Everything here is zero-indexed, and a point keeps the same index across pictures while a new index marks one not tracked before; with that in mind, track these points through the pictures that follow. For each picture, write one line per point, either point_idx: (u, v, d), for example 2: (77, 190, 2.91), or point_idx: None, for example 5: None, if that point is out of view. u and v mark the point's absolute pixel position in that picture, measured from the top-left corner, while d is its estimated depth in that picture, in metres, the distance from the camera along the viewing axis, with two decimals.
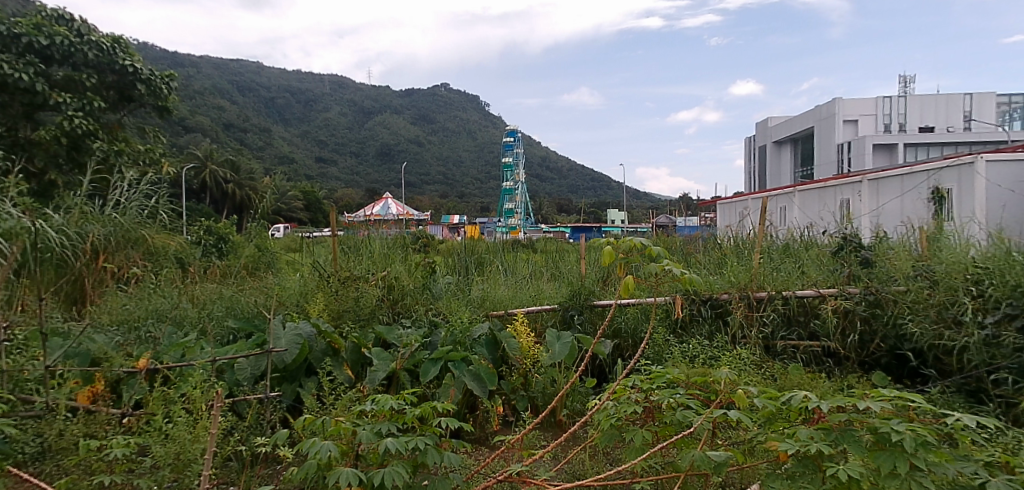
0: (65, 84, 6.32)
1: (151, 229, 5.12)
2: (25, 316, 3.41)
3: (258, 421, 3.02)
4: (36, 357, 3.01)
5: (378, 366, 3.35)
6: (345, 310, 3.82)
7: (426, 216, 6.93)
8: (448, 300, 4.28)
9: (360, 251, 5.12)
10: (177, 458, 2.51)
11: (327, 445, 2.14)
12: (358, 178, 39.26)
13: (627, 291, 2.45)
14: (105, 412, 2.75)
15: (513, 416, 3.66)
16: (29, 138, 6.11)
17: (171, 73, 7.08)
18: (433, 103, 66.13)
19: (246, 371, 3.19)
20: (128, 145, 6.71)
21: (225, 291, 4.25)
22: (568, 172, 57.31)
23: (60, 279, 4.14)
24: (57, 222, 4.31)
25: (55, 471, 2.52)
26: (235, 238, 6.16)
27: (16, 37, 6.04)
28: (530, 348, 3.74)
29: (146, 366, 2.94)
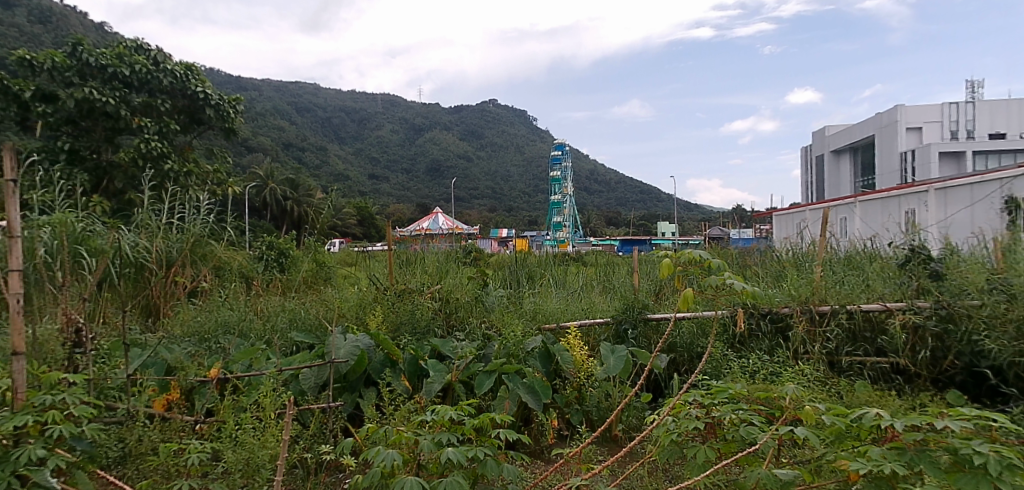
0: (144, 109, 6.71)
1: (218, 245, 5.37)
2: (108, 329, 3.66)
3: (321, 430, 3.13)
4: (118, 367, 3.21)
5: (434, 377, 3.42)
6: (401, 322, 3.95)
7: (476, 229, 7.01)
8: (501, 313, 4.33)
9: (414, 265, 5.23)
10: (247, 464, 2.62)
11: (391, 454, 2.22)
12: (409, 194, 40.09)
13: (686, 304, 2.48)
14: (180, 419, 2.90)
15: (568, 430, 3.63)
16: (111, 161, 6.55)
17: (238, 98, 7.46)
18: (478, 118, 66.93)
19: (309, 380, 3.32)
20: (199, 165, 7.06)
21: (288, 304, 4.43)
22: (615, 184, 56.83)
23: (137, 293, 4.40)
24: (136, 239, 4.58)
25: (136, 474, 2.68)
26: (295, 252, 6.39)
27: (102, 67, 6.50)
28: (584, 361, 3.74)
29: (217, 375, 3.10)
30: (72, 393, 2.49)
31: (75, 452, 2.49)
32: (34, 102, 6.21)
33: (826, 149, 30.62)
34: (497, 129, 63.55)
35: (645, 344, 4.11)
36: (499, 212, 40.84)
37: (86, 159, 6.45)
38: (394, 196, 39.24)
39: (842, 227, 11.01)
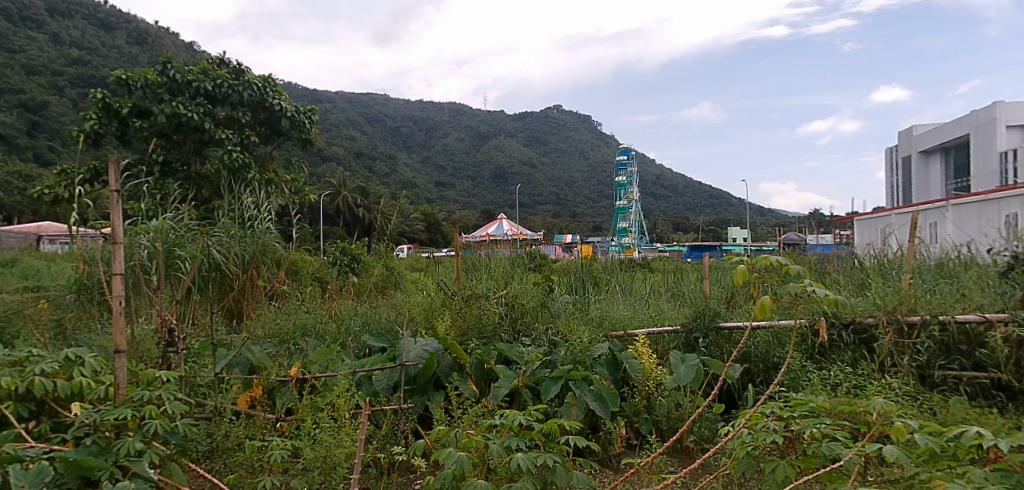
0: (227, 122, 7.15)
1: (294, 250, 5.63)
2: (197, 329, 3.91)
3: (392, 431, 3.22)
4: (207, 366, 3.42)
5: (501, 382, 3.44)
6: (469, 327, 4.01)
7: (541, 235, 7.02)
8: (567, 319, 4.31)
9: (480, 271, 5.29)
10: (324, 462, 2.72)
11: (462, 457, 2.27)
12: (474, 200, 40.64)
13: (764, 312, 2.45)
14: (262, 417, 3.06)
15: (638, 440, 3.56)
16: (200, 172, 6.99)
17: (313, 109, 7.80)
18: (541, 124, 67.04)
19: (382, 382, 3.43)
20: (279, 174, 7.40)
21: (360, 307, 4.58)
22: (680, 189, 55.48)
23: (224, 296, 4.69)
24: (223, 241, 4.83)
25: (223, 468, 2.84)
26: (367, 258, 6.60)
27: (188, 83, 6.97)
28: (653, 370, 3.65)
29: (297, 375, 3.27)
30: (166, 390, 2.66)
31: (170, 445, 2.66)
32: (131, 118, 6.74)
33: (913, 149, 28.76)
34: (560, 134, 63.42)
35: (716, 353, 4.00)
36: (563, 217, 40.72)
37: (177, 171, 6.91)
38: (459, 203, 39.87)
39: (933, 232, 10.31)
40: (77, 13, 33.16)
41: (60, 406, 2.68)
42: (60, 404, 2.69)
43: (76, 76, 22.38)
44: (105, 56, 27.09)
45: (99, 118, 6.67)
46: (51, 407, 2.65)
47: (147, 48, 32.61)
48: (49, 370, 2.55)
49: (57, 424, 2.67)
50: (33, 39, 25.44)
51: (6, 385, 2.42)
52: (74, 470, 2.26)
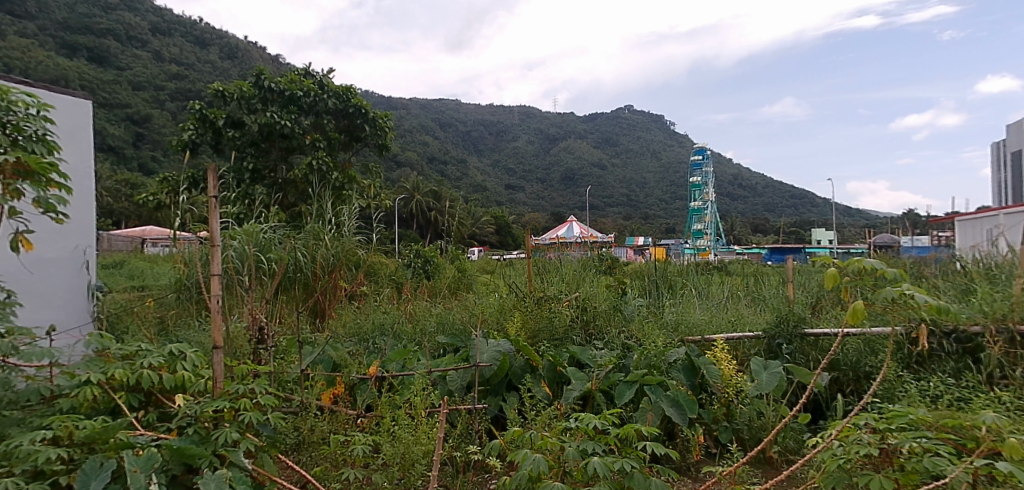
0: (312, 129, 7.50)
1: (371, 252, 5.83)
2: (284, 328, 4.13)
3: (467, 430, 3.27)
4: (294, 362, 3.60)
5: (574, 385, 3.42)
6: (540, 330, 4.02)
7: (613, 237, 6.93)
8: (641, 322, 4.24)
9: (552, 273, 5.28)
10: (403, 458, 2.80)
11: (538, 459, 2.29)
12: (542, 203, 40.71)
13: (857, 318, 2.34)
14: (344, 412, 3.19)
15: (717, 448, 3.44)
16: (285, 178, 7.37)
17: (389, 115, 8.05)
18: (610, 124, 66.27)
19: (456, 382, 3.48)
20: (358, 178, 7.68)
21: (435, 308, 4.68)
22: (757, 189, 53.29)
23: (307, 296, 4.93)
24: (307, 244, 5.08)
25: (310, 460, 3.00)
26: (439, 260, 6.73)
27: (279, 93, 7.38)
28: (732, 377, 3.53)
29: (376, 374, 3.47)
30: (259, 384, 2.81)
31: (262, 436, 2.81)
32: (226, 128, 7.19)
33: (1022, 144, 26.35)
34: (630, 135, 62.43)
35: (802, 361, 3.81)
36: (633, 219, 40.05)
37: (265, 177, 7.32)
38: (528, 205, 40.05)
39: None
40: (177, 31, 35.84)
41: (165, 397, 2.88)
42: (165, 395, 2.88)
43: (176, 90, 24.15)
44: (200, 71, 29.09)
45: (196, 129, 7.13)
46: (158, 398, 2.85)
47: (237, 62, 34.75)
48: (155, 363, 2.75)
49: (162, 414, 2.86)
50: (139, 58, 27.67)
51: (120, 376, 2.62)
52: (178, 457, 2.42)
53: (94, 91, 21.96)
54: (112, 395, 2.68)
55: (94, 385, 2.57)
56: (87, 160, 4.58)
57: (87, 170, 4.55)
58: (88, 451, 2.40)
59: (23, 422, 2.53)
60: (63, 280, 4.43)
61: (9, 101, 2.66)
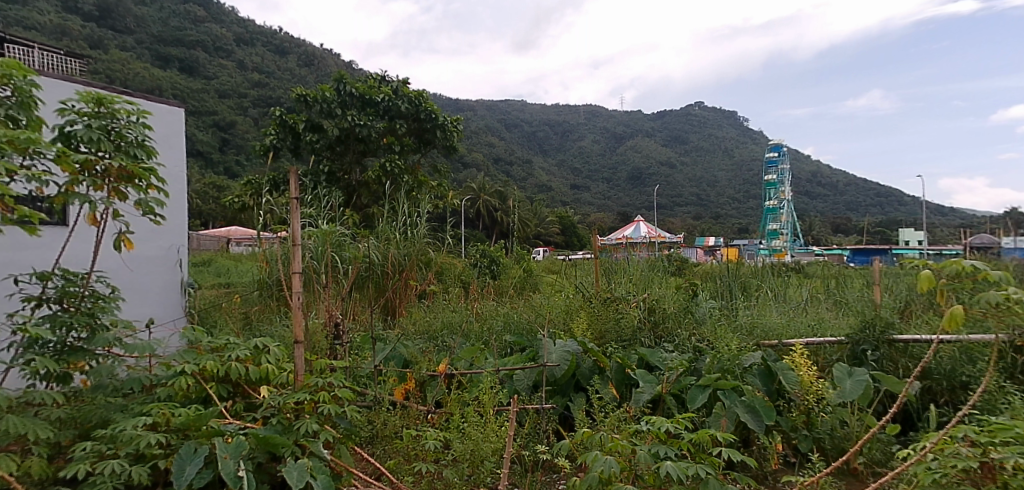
0: (385, 133, 7.74)
1: (440, 252, 5.95)
2: (359, 325, 4.28)
3: (535, 430, 3.28)
4: (367, 358, 3.73)
5: (643, 387, 3.36)
6: (607, 330, 3.99)
7: (682, 238, 6.78)
8: (713, 325, 4.12)
9: (619, 274, 5.21)
10: (473, 455, 2.85)
11: (610, 461, 2.28)
12: (607, 202, 40.28)
13: (954, 324, 2.20)
14: (416, 408, 3.28)
15: (797, 458, 3.29)
16: (359, 179, 7.65)
17: (458, 118, 8.20)
18: (677, 122, 64.75)
19: (524, 381, 3.50)
20: (427, 180, 7.86)
21: (502, 308, 4.73)
22: (835, 186, 50.61)
23: (379, 294, 5.09)
24: (379, 244, 5.25)
25: (383, 454, 3.09)
26: (505, 260, 6.79)
27: (355, 98, 7.66)
28: (813, 383, 3.36)
29: (444, 371, 3.52)
30: (336, 378, 2.92)
31: (339, 429, 2.91)
32: (306, 132, 7.53)
33: None
34: (698, 132, 60.77)
35: (890, 369, 3.59)
36: (702, 218, 38.94)
37: (340, 179, 7.63)
38: (592, 205, 39.73)
39: None
40: (258, 41, 37.82)
41: (251, 388, 3.04)
42: (251, 386, 3.05)
43: (258, 97, 25.48)
44: (280, 78, 30.56)
45: (277, 133, 7.57)
46: (244, 389, 3.02)
47: (313, 69, 36.28)
48: (242, 356, 2.92)
49: (248, 404, 3.03)
50: (225, 68, 29.37)
51: (211, 367, 2.78)
52: (263, 446, 2.54)
53: (185, 100, 23.49)
54: (203, 385, 2.86)
55: (188, 376, 2.74)
56: (179, 165, 4.89)
57: (180, 174, 4.87)
58: (183, 437, 2.56)
59: (125, 408, 2.73)
60: (159, 277, 4.77)
61: (111, 109, 2.89)
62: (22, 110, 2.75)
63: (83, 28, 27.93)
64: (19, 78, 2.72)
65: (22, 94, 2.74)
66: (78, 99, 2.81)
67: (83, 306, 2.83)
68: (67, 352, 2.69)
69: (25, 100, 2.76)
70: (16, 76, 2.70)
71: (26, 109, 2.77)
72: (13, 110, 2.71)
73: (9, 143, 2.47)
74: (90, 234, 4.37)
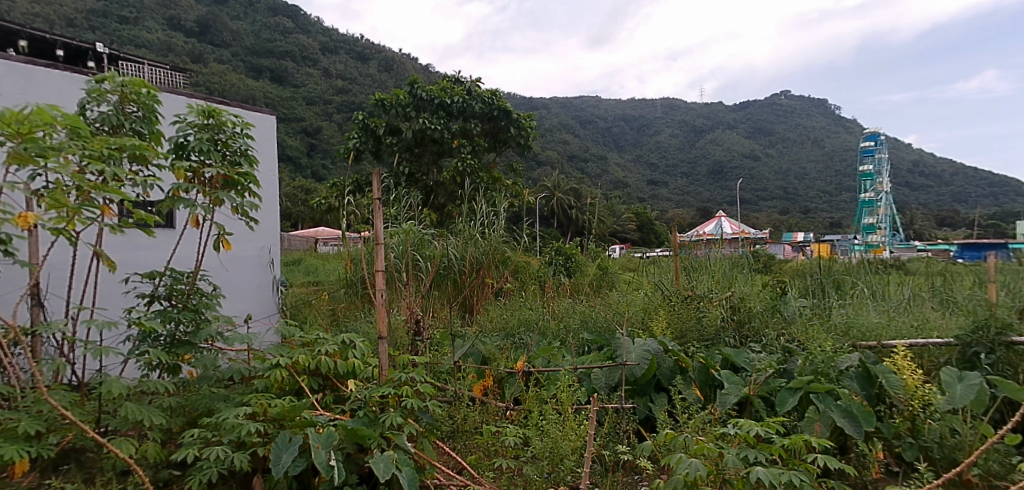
0: (461, 133, 7.89)
1: (515, 249, 5.99)
2: (438, 322, 4.38)
3: (614, 430, 3.22)
4: (447, 354, 3.80)
5: (729, 389, 3.22)
6: (688, 330, 3.88)
7: (767, 233, 6.49)
8: (803, 325, 3.90)
9: (700, 271, 5.03)
10: (552, 452, 2.84)
11: (695, 465, 2.21)
12: (686, 198, 39.16)
13: None
14: (495, 404, 3.31)
15: (901, 467, 3.07)
16: (436, 180, 7.82)
17: (532, 115, 8.23)
18: (760, 113, 61.96)
19: (602, 380, 3.44)
20: (502, 179, 7.94)
21: (578, 306, 4.69)
22: (939, 176, 46.75)
23: (457, 292, 5.18)
24: (456, 243, 5.35)
25: (464, 448, 3.14)
26: (580, 258, 6.75)
27: (432, 100, 7.85)
28: (919, 388, 3.11)
29: (522, 368, 3.53)
30: (418, 373, 2.98)
31: (422, 423, 2.98)
32: (385, 135, 7.81)
33: None
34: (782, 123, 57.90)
35: (1008, 373, 3.27)
36: (789, 213, 37.08)
37: (418, 180, 7.86)
38: (671, 201, 38.75)
39: None
40: (342, 48, 39.54)
41: (339, 382, 3.17)
42: (339, 380, 3.18)
43: (341, 103, 26.62)
44: (362, 84, 31.80)
45: (360, 137, 7.90)
46: (333, 382, 3.16)
47: (392, 74, 37.44)
48: (331, 351, 3.05)
49: (337, 397, 3.16)
50: (311, 76, 30.86)
51: (304, 361, 2.93)
52: (351, 437, 2.63)
53: (276, 108, 24.89)
54: (296, 378, 3.00)
55: (283, 368, 2.90)
56: (272, 170, 5.19)
57: (273, 178, 5.16)
58: (279, 426, 2.70)
59: (228, 398, 2.92)
60: (254, 276, 5.08)
61: (220, 120, 3.09)
62: (145, 123, 3.01)
63: (186, 44, 30.14)
64: (143, 95, 2.98)
65: (145, 109, 3.00)
66: (191, 112, 3.03)
67: (190, 303, 3.05)
68: (176, 345, 2.90)
69: (147, 114, 3.02)
70: (141, 93, 2.96)
71: (148, 123, 3.03)
72: (137, 123, 2.97)
73: (129, 152, 2.69)
74: (194, 235, 4.71)
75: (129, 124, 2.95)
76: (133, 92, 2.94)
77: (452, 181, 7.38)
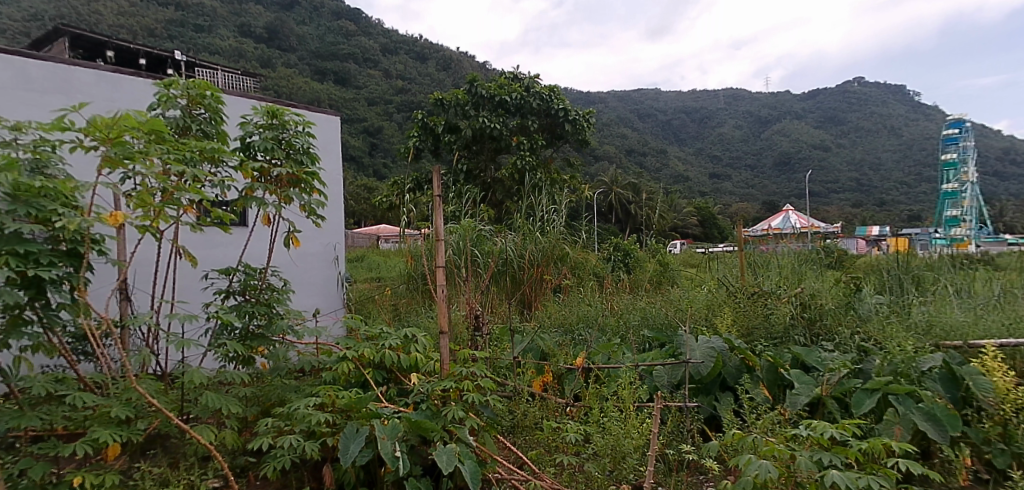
0: (518, 130, 7.91)
1: (573, 246, 5.95)
2: (497, 317, 4.42)
3: (679, 429, 3.15)
4: (507, 350, 3.83)
5: (799, 389, 3.09)
6: (755, 327, 3.76)
7: (838, 227, 6.19)
8: (880, 322, 3.70)
9: (767, 267, 4.85)
10: (614, 450, 2.81)
11: (765, 467, 2.14)
12: (751, 191, 37.89)
13: None
14: (555, 400, 3.30)
15: (992, 475, 2.85)
16: (494, 177, 7.89)
17: (590, 111, 8.15)
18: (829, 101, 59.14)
19: (664, 378, 3.37)
20: (560, 175, 7.92)
21: (638, 302, 4.62)
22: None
23: (516, 288, 5.20)
24: (513, 239, 5.37)
25: (525, 443, 3.15)
26: (640, 254, 6.65)
27: (490, 98, 7.90)
28: (1011, 391, 2.89)
29: (582, 365, 3.50)
30: (478, 367, 3.01)
31: (483, 417, 3.01)
32: (444, 134, 7.93)
33: None
34: (854, 111, 55.06)
35: None
36: (862, 206, 35.26)
37: (477, 177, 7.95)
38: (735, 194, 37.58)
39: None
40: (402, 49, 40.38)
41: (402, 375, 3.24)
42: (402, 373, 3.25)
43: (401, 103, 27.20)
44: (421, 83, 32.40)
45: (419, 136, 8.06)
46: (397, 375, 3.23)
47: (451, 72, 37.94)
48: (394, 344, 3.12)
49: (401, 390, 3.22)
50: (373, 77, 31.67)
51: (369, 354, 3.01)
52: (415, 430, 2.68)
53: (339, 110, 25.70)
54: (362, 370, 3.09)
55: (349, 361, 2.98)
56: (336, 169, 5.36)
57: (337, 177, 5.33)
58: (346, 417, 2.78)
59: (298, 389, 3.04)
60: (321, 272, 5.25)
61: (282, 121, 3.21)
62: (211, 125, 3.18)
63: (256, 49, 31.52)
64: (208, 97, 3.14)
65: (211, 111, 3.16)
66: (255, 113, 3.17)
67: (262, 298, 3.19)
68: (249, 337, 3.04)
69: (213, 116, 3.18)
70: (206, 95, 3.12)
71: (214, 124, 3.19)
72: (203, 125, 3.14)
73: (203, 154, 2.83)
74: (265, 233, 4.92)
75: (196, 125, 3.12)
76: (198, 95, 3.10)
77: (510, 178, 7.42)
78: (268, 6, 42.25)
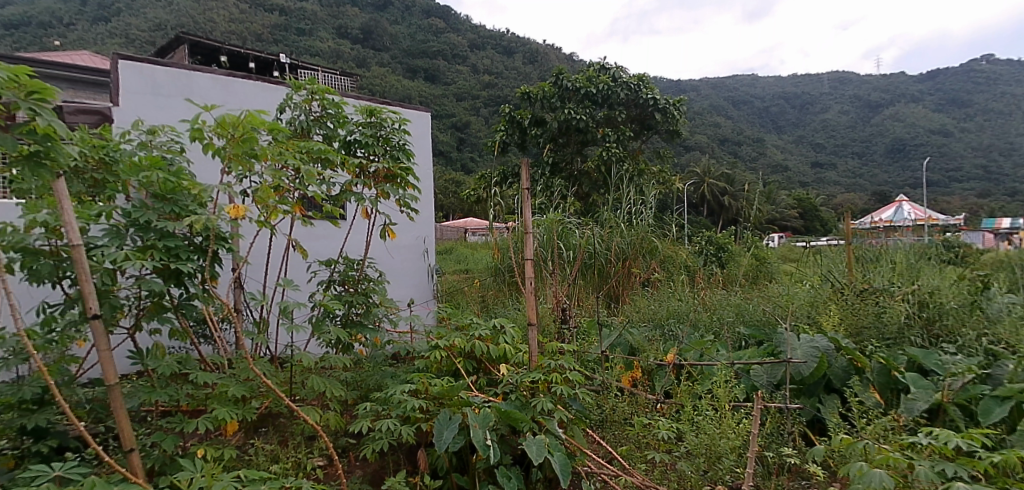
0: (606, 121, 7.80)
1: (663, 239, 5.81)
2: (585, 311, 4.39)
3: (779, 430, 3.00)
4: (595, 343, 3.79)
5: (916, 394, 2.84)
6: (865, 326, 3.49)
7: (961, 219, 5.64)
8: (1013, 323, 3.33)
9: (877, 262, 4.50)
10: (709, 450, 2.72)
11: (879, 477, 2.00)
12: (857, 181, 35.30)
13: None
14: (644, 396, 3.24)
15: None
16: (580, 169, 7.82)
17: (681, 99, 7.88)
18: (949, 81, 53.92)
19: (763, 377, 3.21)
20: (649, 167, 7.73)
21: (732, 298, 4.43)
22: None
23: (604, 281, 5.15)
24: (601, 232, 5.31)
25: (614, 438, 3.10)
26: (734, 247, 6.38)
27: (577, 90, 7.83)
28: None
29: (673, 361, 3.40)
30: (568, 360, 3.00)
31: (572, 410, 3.00)
32: (531, 127, 7.95)
33: None
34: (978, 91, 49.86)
35: None
36: (989, 196, 31.89)
37: (563, 170, 7.91)
38: (838, 185, 35.17)
39: None
40: (488, 44, 40.85)
41: (492, 366, 3.28)
42: (491, 363, 3.29)
43: (487, 98, 27.52)
44: (508, 77, 32.64)
45: (506, 129, 8.12)
46: (486, 366, 3.27)
47: (537, 65, 37.88)
48: (484, 335, 3.17)
49: (490, 380, 3.27)
50: (461, 73, 32.29)
51: (460, 344, 3.08)
52: (505, 419, 2.70)
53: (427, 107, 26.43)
54: (454, 360, 3.16)
55: (441, 350, 3.06)
56: (427, 164, 5.52)
57: (429, 171, 5.48)
58: (439, 404, 2.85)
59: (394, 375, 3.16)
60: (412, 263, 5.44)
61: (380, 118, 3.32)
62: (319, 124, 3.36)
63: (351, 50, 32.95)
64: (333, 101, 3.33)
65: (324, 112, 3.35)
66: (355, 111, 3.31)
67: (360, 288, 3.34)
68: (351, 325, 3.19)
69: (323, 116, 3.37)
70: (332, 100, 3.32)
71: (322, 124, 3.37)
72: (316, 125, 3.34)
73: (310, 152, 2.99)
74: (362, 225, 5.15)
75: (318, 127, 3.33)
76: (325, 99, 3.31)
77: (597, 170, 7.34)
78: (363, 8, 44.07)
